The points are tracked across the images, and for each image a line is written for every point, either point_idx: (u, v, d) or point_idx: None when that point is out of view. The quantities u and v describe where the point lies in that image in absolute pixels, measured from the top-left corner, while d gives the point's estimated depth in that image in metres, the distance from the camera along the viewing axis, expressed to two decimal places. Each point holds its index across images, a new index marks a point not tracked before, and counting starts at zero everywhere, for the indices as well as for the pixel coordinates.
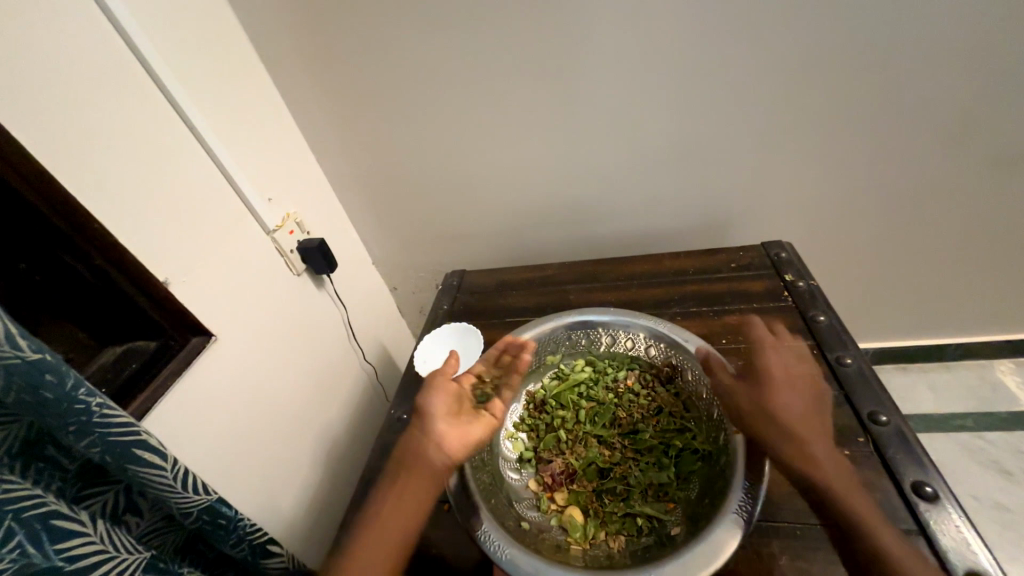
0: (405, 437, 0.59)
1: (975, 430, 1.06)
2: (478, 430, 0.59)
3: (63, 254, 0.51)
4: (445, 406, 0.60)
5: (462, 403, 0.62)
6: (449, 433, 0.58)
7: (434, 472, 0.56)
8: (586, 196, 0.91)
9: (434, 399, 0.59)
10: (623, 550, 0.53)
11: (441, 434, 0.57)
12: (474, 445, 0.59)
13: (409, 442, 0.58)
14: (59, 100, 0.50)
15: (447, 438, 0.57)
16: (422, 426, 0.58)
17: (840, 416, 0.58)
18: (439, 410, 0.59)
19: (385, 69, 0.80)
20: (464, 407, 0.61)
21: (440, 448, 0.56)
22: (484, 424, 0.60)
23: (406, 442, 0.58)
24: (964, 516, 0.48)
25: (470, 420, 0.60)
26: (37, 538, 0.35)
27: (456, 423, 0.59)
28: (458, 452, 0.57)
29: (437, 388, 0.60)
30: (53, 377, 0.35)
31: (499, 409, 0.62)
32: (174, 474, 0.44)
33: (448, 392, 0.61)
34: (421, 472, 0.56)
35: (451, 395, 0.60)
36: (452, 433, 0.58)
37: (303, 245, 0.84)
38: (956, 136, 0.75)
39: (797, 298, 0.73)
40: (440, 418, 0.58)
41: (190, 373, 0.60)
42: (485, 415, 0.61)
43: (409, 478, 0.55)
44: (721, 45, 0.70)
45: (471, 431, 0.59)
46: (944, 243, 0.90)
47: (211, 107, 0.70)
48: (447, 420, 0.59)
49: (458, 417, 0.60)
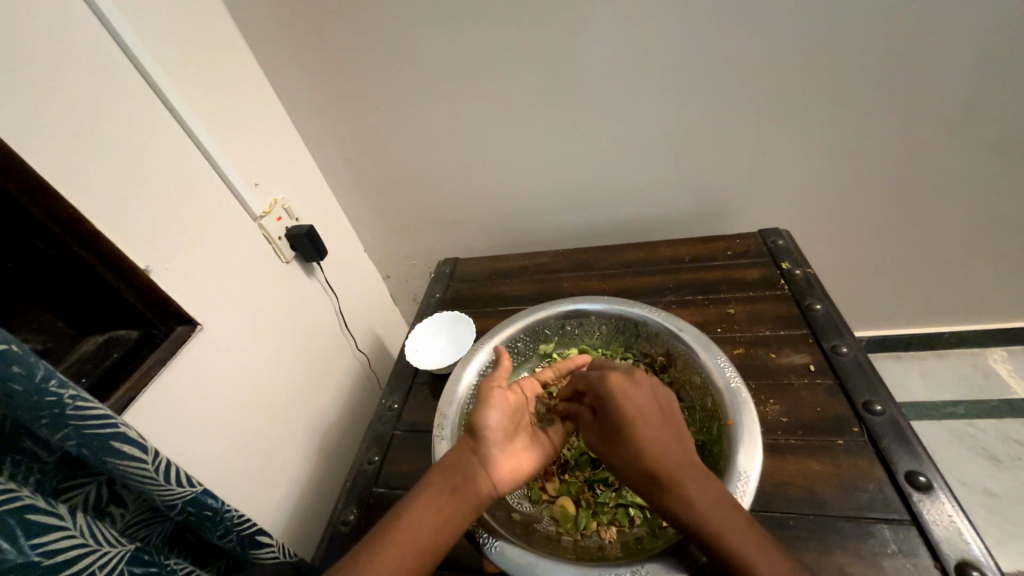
0: (457, 449, 0.52)
1: (966, 417, 1.07)
2: (534, 460, 0.53)
3: (37, 241, 0.49)
4: (506, 424, 0.54)
5: (520, 424, 0.56)
6: (507, 458, 0.52)
7: (483, 499, 0.49)
8: (582, 183, 0.89)
9: (497, 414, 0.54)
10: (615, 541, 0.53)
11: (498, 456, 0.51)
12: (526, 477, 0.53)
13: (462, 456, 0.51)
14: (27, 78, 0.47)
15: (503, 462, 0.51)
16: (482, 441, 0.51)
17: (834, 406, 0.58)
18: (501, 429, 0.53)
19: (375, 49, 0.77)
20: (521, 429, 0.55)
21: (497, 474, 0.50)
22: (542, 452, 0.54)
23: (460, 455, 0.51)
24: (957, 506, 0.48)
25: (526, 446, 0.54)
26: (10, 532, 0.34)
27: (513, 447, 0.53)
28: (512, 482, 0.51)
29: (497, 404, 0.54)
30: (20, 369, 0.33)
31: (559, 438, 0.56)
32: (156, 465, 0.43)
33: (511, 409, 0.55)
34: (471, 495, 0.48)
35: (509, 414, 0.55)
36: (510, 458, 0.52)
37: (292, 232, 0.82)
38: (961, 122, 0.73)
39: (794, 287, 0.72)
40: (501, 437, 0.52)
41: (175, 363, 0.59)
42: (542, 442, 0.55)
43: (456, 497, 0.48)
44: (724, 26, 0.67)
45: (528, 460, 0.53)
46: (942, 232, 0.89)
47: (193, 87, 0.67)
48: (506, 442, 0.53)
49: (515, 439, 0.54)
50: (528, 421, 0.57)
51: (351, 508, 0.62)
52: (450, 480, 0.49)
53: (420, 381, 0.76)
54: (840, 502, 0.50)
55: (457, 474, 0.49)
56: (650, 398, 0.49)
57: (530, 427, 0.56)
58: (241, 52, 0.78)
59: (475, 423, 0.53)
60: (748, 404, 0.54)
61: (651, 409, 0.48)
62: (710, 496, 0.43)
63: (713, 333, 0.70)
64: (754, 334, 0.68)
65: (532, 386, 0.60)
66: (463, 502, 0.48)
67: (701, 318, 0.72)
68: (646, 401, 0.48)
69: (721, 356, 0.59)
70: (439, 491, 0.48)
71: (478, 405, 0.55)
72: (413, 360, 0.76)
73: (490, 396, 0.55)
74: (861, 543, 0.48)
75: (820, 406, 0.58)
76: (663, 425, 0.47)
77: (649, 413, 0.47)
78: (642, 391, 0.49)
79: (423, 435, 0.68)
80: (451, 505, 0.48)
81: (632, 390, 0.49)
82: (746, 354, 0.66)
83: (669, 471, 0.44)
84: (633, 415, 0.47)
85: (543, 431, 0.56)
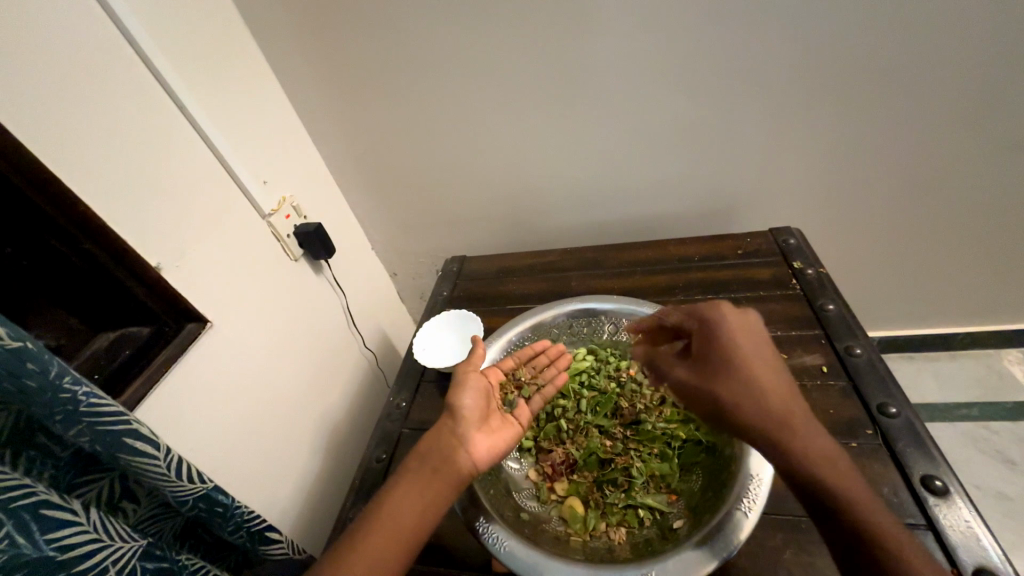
0: (434, 432, 0.51)
1: (980, 419, 1.05)
2: (509, 439, 0.54)
3: (50, 237, 0.50)
4: (480, 405, 0.54)
5: (493, 406, 0.57)
6: (483, 437, 0.52)
7: (463, 478, 0.49)
8: (591, 182, 0.89)
9: (472, 396, 0.54)
10: (624, 542, 0.53)
11: (474, 436, 0.52)
12: (502, 455, 0.53)
13: (439, 438, 0.51)
14: (40, 80, 0.48)
15: (480, 440, 0.52)
16: (459, 421, 0.52)
17: (847, 408, 0.57)
18: (475, 411, 0.53)
19: (383, 47, 0.77)
20: (494, 409, 0.56)
21: (475, 454, 0.50)
22: (513, 432, 0.55)
23: (437, 438, 0.51)
24: (974, 511, 0.47)
25: (500, 427, 0.54)
26: (26, 528, 0.34)
27: (488, 427, 0.54)
28: (489, 460, 0.51)
29: (469, 387, 0.55)
30: (35, 366, 0.34)
31: (526, 418, 0.57)
32: (168, 462, 0.43)
33: (485, 390, 0.56)
34: (451, 475, 0.49)
35: (482, 396, 0.55)
36: (486, 438, 0.52)
37: (300, 230, 0.82)
38: (981, 119, 0.72)
39: (806, 287, 0.71)
40: (477, 418, 0.53)
41: (186, 360, 0.59)
42: (513, 423, 0.56)
43: (436, 478, 0.48)
44: (736, 23, 0.66)
45: (502, 439, 0.54)
46: (958, 231, 0.87)
47: (203, 86, 0.67)
48: (481, 422, 0.53)
49: (489, 420, 0.55)
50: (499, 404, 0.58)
51: (359, 505, 0.62)
52: (428, 463, 0.49)
53: (427, 379, 0.76)
54: None
55: (435, 456, 0.49)
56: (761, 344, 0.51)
57: (502, 410, 0.57)
58: (249, 50, 0.78)
59: (450, 407, 0.53)
60: None
61: (765, 355, 0.50)
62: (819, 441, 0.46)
63: None
64: (765, 335, 0.67)
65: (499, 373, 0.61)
66: (443, 484, 0.48)
67: None
68: (760, 346, 0.50)
69: None
70: (418, 475, 0.48)
71: (453, 389, 0.55)
72: (420, 358, 0.76)
73: (464, 380, 0.56)
74: None
75: (833, 408, 0.58)
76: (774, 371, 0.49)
77: (764, 359, 0.49)
78: (753, 336, 0.51)
79: None
80: (431, 487, 0.48)
81: (746, 336, 0.51)
82: None
83: (791, 418, 0.46)
84: (754, 360, 0.49)
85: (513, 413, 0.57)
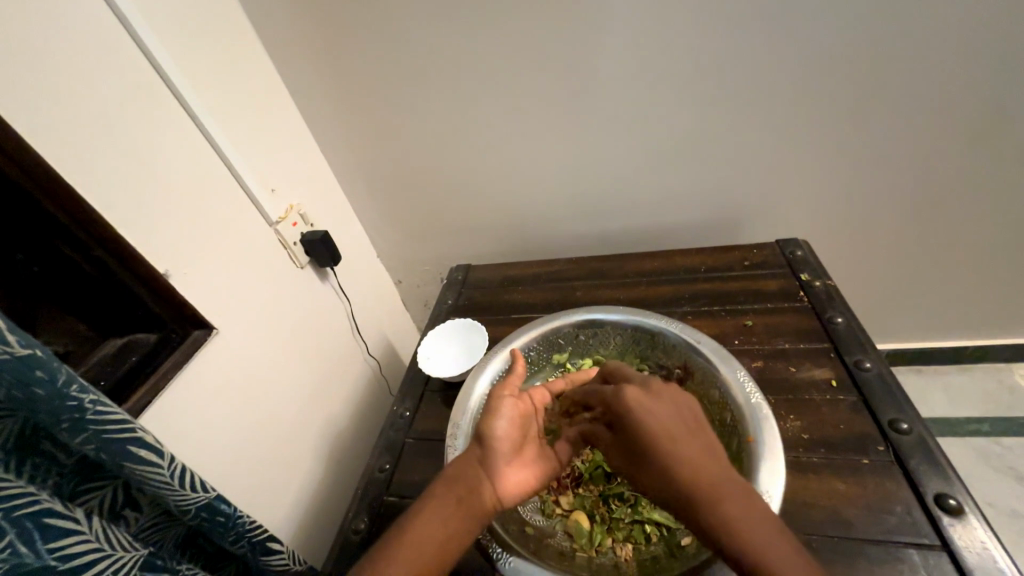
0: (464, 458, 0.50)
1: (991, 435, 1.03)
2: (541, 475, 0.52)
3: (61, 244, 0.50)
4: (515, 434, 0.52)
5: (528, 434, 0.54)
6: (514, 471, 0.50)
7: (488, 512, 0.48)
8: (595, 193, 0.89)
9: (507, 424, 0.52)
10: (631, 559, 0.52)
11: (505, 468, 0.50)
12: (532, 492, 0.51)
13: (468, 465, 0.49)
14: (59, 94, 0.49)
15: (511, 475, 0.50)
16: (490, 451, 0.50)
17: (857, 423, 0.56)
18: (510, 439, 0.51)
19: (392, 62, 0.78)
20: (529, 438, 0.54)
21: (503, 488, 0.49)
22: (548, 467, 0.53)
23: (467, 465, 0.49)
24: (990, 532, 0.46)
25: (533, 459, 0.53)
26: (29, 537, 0.34)
27: (521, 459, 0.52)
28: (518, 497, 0.49)
29: (504, 411, 0.53)
30: (44, 374, 0.34)
31: (567, 454, 0.54)
32: (172, 471, 0.43)
33: (520, 416, 0.53)
34: (474, 509, 0.47)
35: (518, 424, 0.53)
36: (517, 471, 0.50)
37: (306, 237, 0.83)
38: (987, 132, 0.71)
39: (813, 299, 0.71)
40: (510, 449, 0.51)
41: (193, 366, 0.60)
42: (550, 456, 0.54)
43: (463, 510, 0.47)
44: (739, 39, 0.67)
45: (534, 474, 0.52)
46: (968, 244, 0.86)
47: (212, 97, 0.68)
48: (514, 454, 0.51)
49: (523, 450, 0.53)
50: (536, 432, 0.55)
51: (361, 517, 0.61)
52: (454, 492, 0.48)
53: (432, 388, 0.76)
54: (866, 525, 0.49)
55: (462, 485, 0.48)
56: (672, 410, 0.46)
57: (538, 439, 0.55)
58: (260, 59, 0.79)
59: (484, 431, 0.51)
60: (769, 420, 0.52)
61: (679, 423, 0.45)
62: (755, 517, 0.40)
63: (730, 345, 0.68)
64: (773, 347, 0.66)
65: (542, 396, 0.58)
66: (468, 515, 0.47)
67: (717, 329, 0.71)
68: (669, 413, 0.45)
69: (740, 369, 0.58)
70: (444, 503, 0.47)
71: (488, 413, 0.53)
72: (425, 368, 0.76)
73: (501, 402, 0.54)
74: (890, 569, 0.46)
75: (843, 423, 0.57)
76: (693, 440, 0.44)
77: (678, 431, 0.44)
78: (662, 404, 0.46)
79: (434, 444, 0.67)
80: (455, 519, 0.46)
81: (652, 402, 0.46)
82: (764, 367, 0.65)
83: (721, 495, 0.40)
84: (659, 432, 0.44)
85: (552, 446, 0.55)
